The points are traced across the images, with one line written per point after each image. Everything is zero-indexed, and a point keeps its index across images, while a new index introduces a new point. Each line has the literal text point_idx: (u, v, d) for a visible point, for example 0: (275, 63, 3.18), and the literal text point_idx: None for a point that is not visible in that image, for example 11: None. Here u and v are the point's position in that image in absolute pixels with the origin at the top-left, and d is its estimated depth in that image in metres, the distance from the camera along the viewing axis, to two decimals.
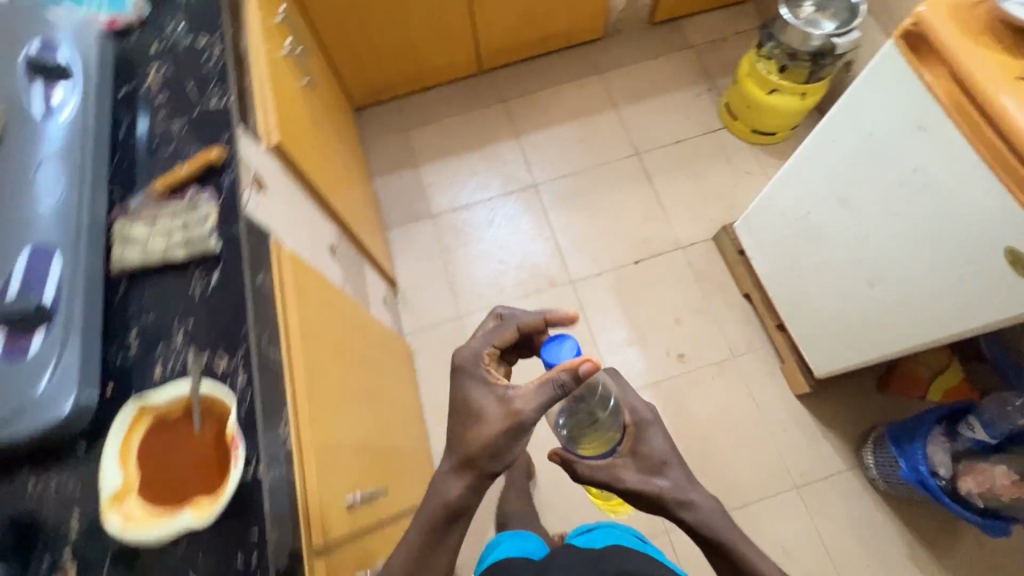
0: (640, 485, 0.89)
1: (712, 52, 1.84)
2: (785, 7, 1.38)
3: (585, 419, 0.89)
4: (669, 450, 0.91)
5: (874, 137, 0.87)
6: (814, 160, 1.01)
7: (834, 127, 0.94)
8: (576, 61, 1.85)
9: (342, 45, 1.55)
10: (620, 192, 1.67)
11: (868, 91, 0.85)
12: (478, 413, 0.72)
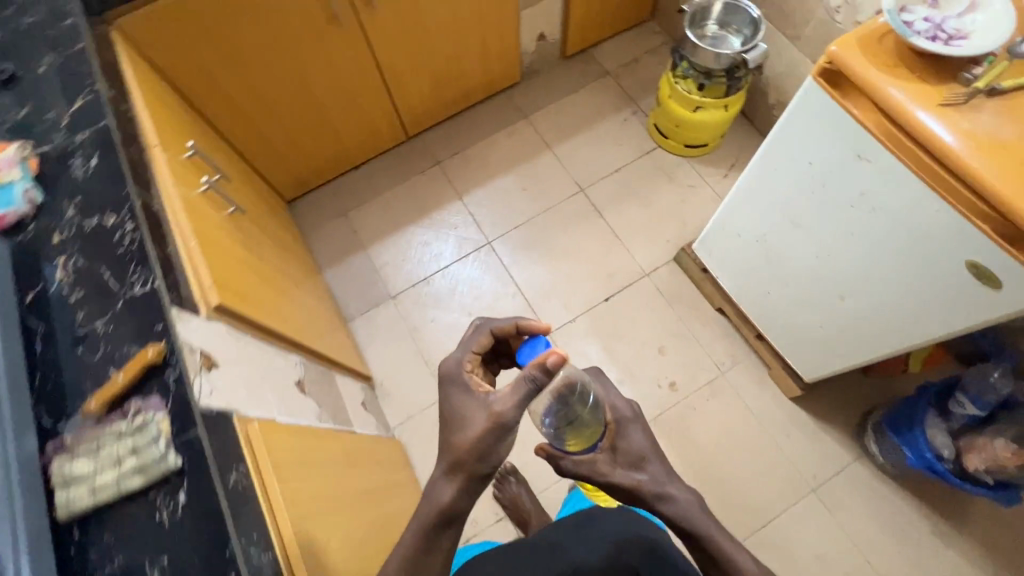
0: (618, 477, 0.84)
1: (630, 75, 1.87)
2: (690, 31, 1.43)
3: (568, 413, 0.83)
4: (645, 443, 0.87)
5: (816, 165, 0.88)
6: (760, 188, 1.02)
7: (773, 157, 0.95)
8: (500, 109, 1.84)
9: (261, 147, 1.48)
10: (575, 232, 1.66)
11: (799, 124, 0.86)
12: (462, 419, 0.71)
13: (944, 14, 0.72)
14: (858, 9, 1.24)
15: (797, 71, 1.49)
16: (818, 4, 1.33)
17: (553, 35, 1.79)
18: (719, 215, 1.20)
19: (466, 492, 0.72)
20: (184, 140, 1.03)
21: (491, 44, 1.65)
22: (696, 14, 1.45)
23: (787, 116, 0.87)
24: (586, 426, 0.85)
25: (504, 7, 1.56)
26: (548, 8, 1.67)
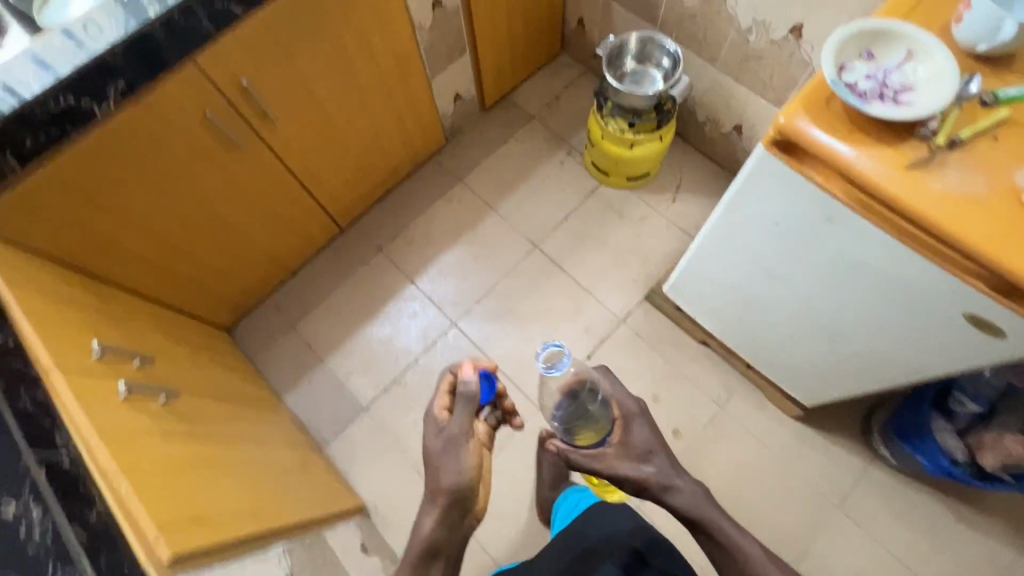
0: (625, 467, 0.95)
1: (555, 114, 1.82)
2: (610, 75, 1.39)
3: (579, 409, 0.98)
4: (650, 438, 0.98)
5: (784, 226, 0.83)
6: (728, 245, 0.97)
7: (736, 218, 0.90)
8: (432, 177, 1.75)
9: (182, 289, 1.33)
10: (540, 291, 1.59)
11: (759, 190, 0.81)
12: (428, 450, 0.94)
13: (884, 66, 0.69)
14: (770, 27, 1.23)
15: (721, 89, 1.48)
16: (729, 25, 1.31)
17: (469, 93, 1.71)
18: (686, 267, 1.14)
19: (444, 523, 0.92)
20: (88, 340, 0.88)
21: (408, 119, 1.55)
22: (613, 55, 1.39)
23: (744, 181, 0.83)
24: (597, 420, 0.98)
25: (413, 83, 1.46)
26: (458, 69, 1.59)
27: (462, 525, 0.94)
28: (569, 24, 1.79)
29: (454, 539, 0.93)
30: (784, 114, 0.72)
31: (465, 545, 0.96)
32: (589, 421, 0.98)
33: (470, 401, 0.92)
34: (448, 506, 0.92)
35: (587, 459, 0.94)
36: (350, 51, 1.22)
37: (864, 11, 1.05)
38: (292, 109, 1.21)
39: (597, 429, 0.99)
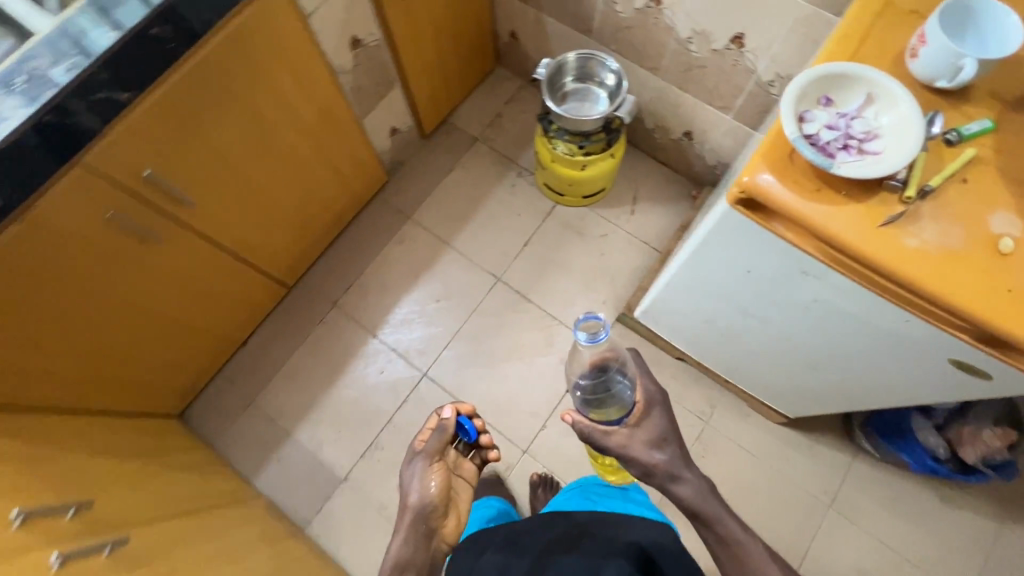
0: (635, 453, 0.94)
1: (499, 134, 1.74)
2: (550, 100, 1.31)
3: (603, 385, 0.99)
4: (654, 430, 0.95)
5: (756, 274, 0.79)
6: (699, 286, 0.93)
7: (705, 264, 0.86)
8: (380, 219, 1.65)
9: (114, 389, 1.20)
10: (510, 328, 1.52)
11: (727, 242, 0.77)
12: (404, 471, 0.96)
13: (842, 113, 0.65)
14: (710, 36, 1.17)
15: (666, 98, 1.43)
16: (668, 35, 1.25)
17: (406, 125, 1.61)
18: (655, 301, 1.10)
19: (410, 541, 0.90)
20: (5, 504, 0.76)
21: (343, 165, 1.44)
22: (551, 80, 1.33)
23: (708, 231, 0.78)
24: (616, 399, 0.98)
25: (342, 129, 1.35)
26: (390, 104, 1.48)
27: (427, 547, 0.91)
28: (501, 38, 1.69)
29: (421, 560, 0.89)
30: (744, 170, 0.68)
31: (436, 568, 0.92)
32: (610, 397, 0.98)
33: (444, 430, 0.95)
34: (413, 525, 0.92)
35: (600, 436, 0.95)
36: (263, 112, 1.10)
37: (805, 20, 1.01)
38: (207, 185, 1.09)
39: (615, 406, 0.98)
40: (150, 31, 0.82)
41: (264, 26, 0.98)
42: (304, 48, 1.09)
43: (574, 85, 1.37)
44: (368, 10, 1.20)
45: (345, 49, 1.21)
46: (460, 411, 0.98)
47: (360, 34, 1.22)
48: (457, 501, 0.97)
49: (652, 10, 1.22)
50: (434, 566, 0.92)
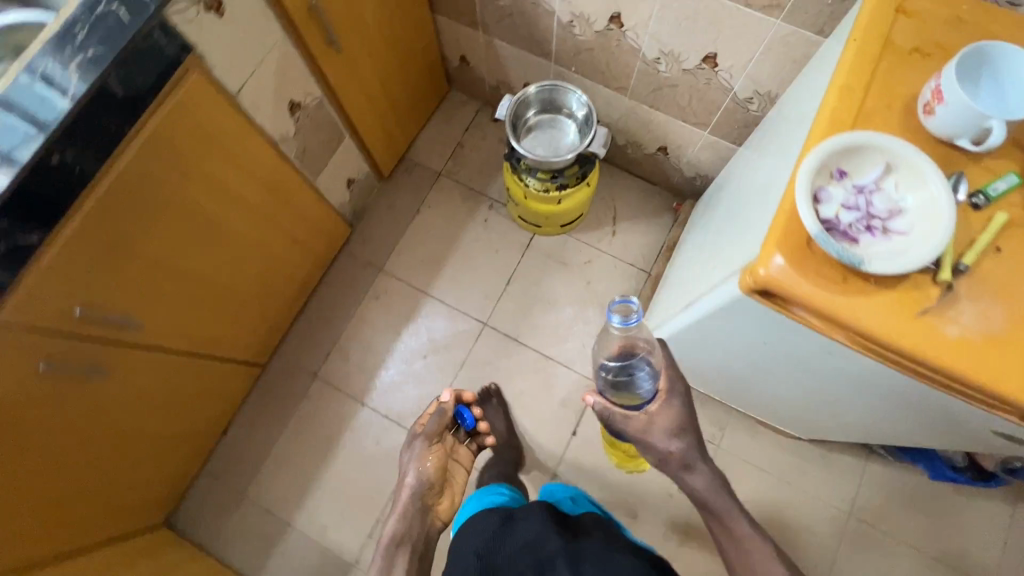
0: (649, 442, 0.90)
1: (463, 166, 1.63)
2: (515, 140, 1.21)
3: (627, 371, 0.94)
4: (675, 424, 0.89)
5: (775, 339, 0.74)
6: (711, 338, 0.89)
7: (718, 324, 0.81)
8: (349, 275, 1.54)
9: (99, 521, 1.08)
10: (505, 374, 1.46)
11: (743, 314, 0.71)
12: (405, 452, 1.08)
13: (858, 186, 0.58)
14: (680, 56, 1.09)
15: (637, 116, 1.34)
16: (633, 56, 1.16)
17: (363, 173, 1.49)
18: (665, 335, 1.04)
19: (405, 517, 0.97)
20: None
21: (301, 232, 1.32)
22: (514, 122, 1.24)
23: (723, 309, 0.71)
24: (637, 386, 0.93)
25: (294, 197, 1.23)
26: (343, 157, 1.36)
27: (421, 524, 0.97)
28: (451, 63, 1.57)
29: (418, 538, 0.96)
30: (758, 258, 0.61)
31: (431, 542, 0.98)
32: (633, 382, 0.93)
33: (443, 413, 1.08)
34: (409, 503, 0.99)
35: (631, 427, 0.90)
36: (204, 207, 0.98)
37: (782, 40, 0.93)
38: (154, 298, 0.97)
39: (636, 394, 0.92)
40: (51, 159, 0.70)
41: (187, 119, 0.85)
42: (239, 128, 0.97)
43: (541, 121, 1.27)
44: (304, 70, 1.07)
45: (284, 117, 1.08)
46: (458, 397, 1.09)
47: (298, 97, 1.09)
48: (450, 479, 1.09)
49: (613, 33, 1.13)
50: (430, 540, 0.98)
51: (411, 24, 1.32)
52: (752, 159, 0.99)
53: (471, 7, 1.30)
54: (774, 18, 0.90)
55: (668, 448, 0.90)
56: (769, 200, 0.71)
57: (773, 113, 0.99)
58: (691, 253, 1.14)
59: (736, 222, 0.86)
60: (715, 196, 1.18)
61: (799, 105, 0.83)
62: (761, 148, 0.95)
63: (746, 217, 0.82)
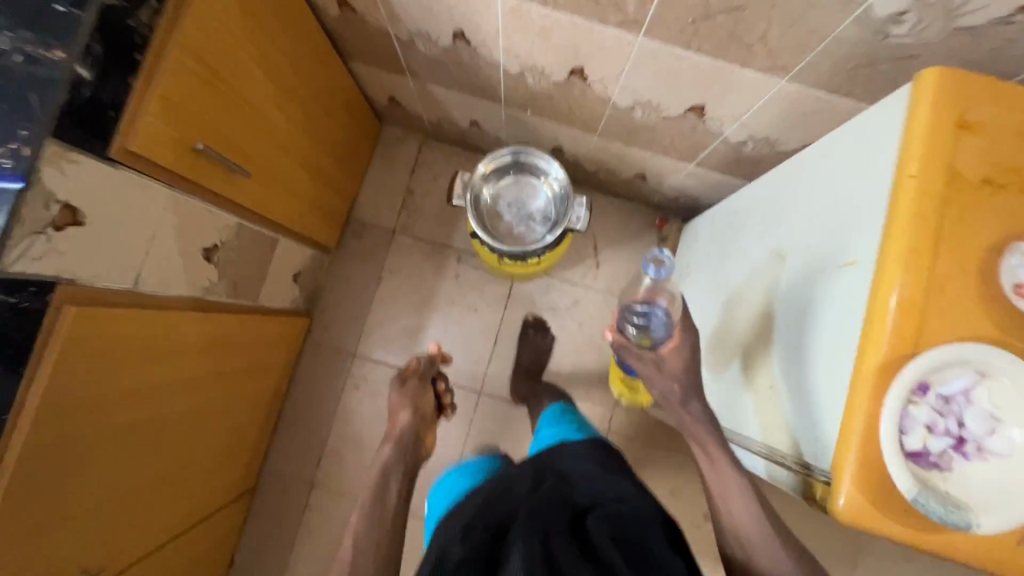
0: (658, 380, 0.86)
1: (419, 216, 1.44)
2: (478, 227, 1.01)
3: (645, 314, 0.94)
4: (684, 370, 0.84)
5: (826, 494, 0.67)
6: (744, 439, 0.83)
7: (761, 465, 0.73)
8: (321, 369, 1.39)
9: None
10: (513, 441, 1.38)
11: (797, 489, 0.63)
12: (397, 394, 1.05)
13: (943, 396, 0.49)
14: (660, 105, 0.91)
15: (608, 150, 1.17)
16: (602, 103, 0.97)
17: (305, 260, 1.30)
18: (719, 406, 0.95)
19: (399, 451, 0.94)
20: None
21: (257, 358, 1.16)
22: (477, 198, 1.06)
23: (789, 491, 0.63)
24: (648, 328, 0.94)
25: (239, 337, 1.05)
26: (281, 258, 1.17)
27: (413, 444, 0.96)
28: (378, 103, 1.32)
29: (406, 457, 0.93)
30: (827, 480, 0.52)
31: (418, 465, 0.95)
32: (649, 325, 0.94)
33: (434, 358, 1.12)
34: (401, 433, 0.97)
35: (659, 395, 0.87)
36: (140, 417, 0.81)
37: (787, 97, 0.77)
38: (113, 531, 0.82)
39: (649, 335, 0.93)
40: None
41: (84, 358, 0.66)
42: (155, 322, 0.78)
43: (507, 183, 1.08)
44: (210, 213, 0.86)
45: (201, 269, 0.89)
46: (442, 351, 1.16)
47: (211, 241, 0.89)
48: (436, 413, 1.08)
49: (575, 84, 0.93)
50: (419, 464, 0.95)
51: (324, 89, 1.07)
52: (757, 230, 0.87)
53: (392, 57, 1.05)
54: (779, 80, 0.73)
55: (670, 383, 0.85)
56: (813, 357, 0.61)
57: (778, 176, 0.86)
58: (705, 324, 1.04)
59: (765, 335, 0.75)
60: (715, 251, 1.05)
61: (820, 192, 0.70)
62: (768, 221, 0.83)
63: (778, 338, 0.72)
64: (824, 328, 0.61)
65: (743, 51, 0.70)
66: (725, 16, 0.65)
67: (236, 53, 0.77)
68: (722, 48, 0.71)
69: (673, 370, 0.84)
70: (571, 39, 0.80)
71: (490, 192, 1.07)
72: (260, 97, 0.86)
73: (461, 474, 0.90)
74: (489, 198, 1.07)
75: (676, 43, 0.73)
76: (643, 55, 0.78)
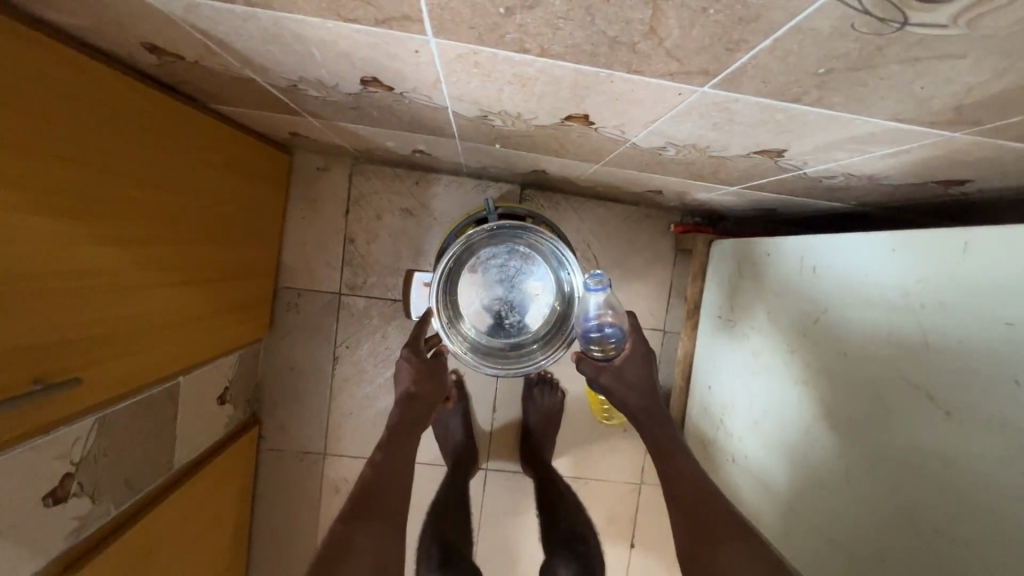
0: (622, 395, 0.71)
1: (368, 270, 1.10)
2: (481, 365, 0.77)
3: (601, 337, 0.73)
4: (649, 379, 0.72)
5: None
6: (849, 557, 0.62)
7: None
8: (288, 480, 1.12)
9: None
10: (531, 517, 1.16)
11: None
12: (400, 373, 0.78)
13: None
14: (711, 147, 0.57)
15: (613, 174, 0.83)
16: (612, 143, 0.62)
17: (232, 369, 0.98)
18: (779, 530, 0.74)
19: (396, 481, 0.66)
20: None
21: (201, 524, 0.89)
22: (449, 281, 0.79)
23: None
24: (606, 341, 0.73)
25: (163, 533, 0.77)
26: (194, 393, 0.85)
27: (412, 430, 0.73)
28: (277, 136, 0.93)
29: (413, 427, 0.73)
30: None
31: (397, 448, 0.70)
32: (608, 340, 0.73)
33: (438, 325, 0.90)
34: (402, 422, 0.73)
35: (624, 407, 0.72)
36: None
37: (947, 147, 0.46)
38: None
39: (609, 346, 0.73)
40: None
41: None
42: None
43: (489, 256, 0.81)
44: (36, 449, 0.54)
45: (54, 520, 0.58)
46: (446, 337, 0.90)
47: (58, 477, 0.58)
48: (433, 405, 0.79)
49: (572, 127, 0.58)
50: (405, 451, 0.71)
51: (188, 167, 0.71)
52: (915, 306, 0.54)
53: (271, 99, 0.66)
54: (950, 133, 0.42)
55: (619, 390, 0.71)
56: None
57: (896, 250, 0.57)
58: (760, 411, 0.80)
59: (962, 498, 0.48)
60: (772, 313, 0.79)
61: None
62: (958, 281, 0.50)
63: (945, 538, 0.50)
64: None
65: (909, 105, 0.37)
66: (900, 66, 0.32)
67: None
68: (866, 101, 0.38)
69: (637, 383, 0.71)
70: (568, 87, 0.45)
71: (469, 321, 0.81)
72: (61, 253, 0.52)
73: None
74: (471, 325, 0.81)
75: (775, 94, 0.39)
76: (704, 104, 0.44)
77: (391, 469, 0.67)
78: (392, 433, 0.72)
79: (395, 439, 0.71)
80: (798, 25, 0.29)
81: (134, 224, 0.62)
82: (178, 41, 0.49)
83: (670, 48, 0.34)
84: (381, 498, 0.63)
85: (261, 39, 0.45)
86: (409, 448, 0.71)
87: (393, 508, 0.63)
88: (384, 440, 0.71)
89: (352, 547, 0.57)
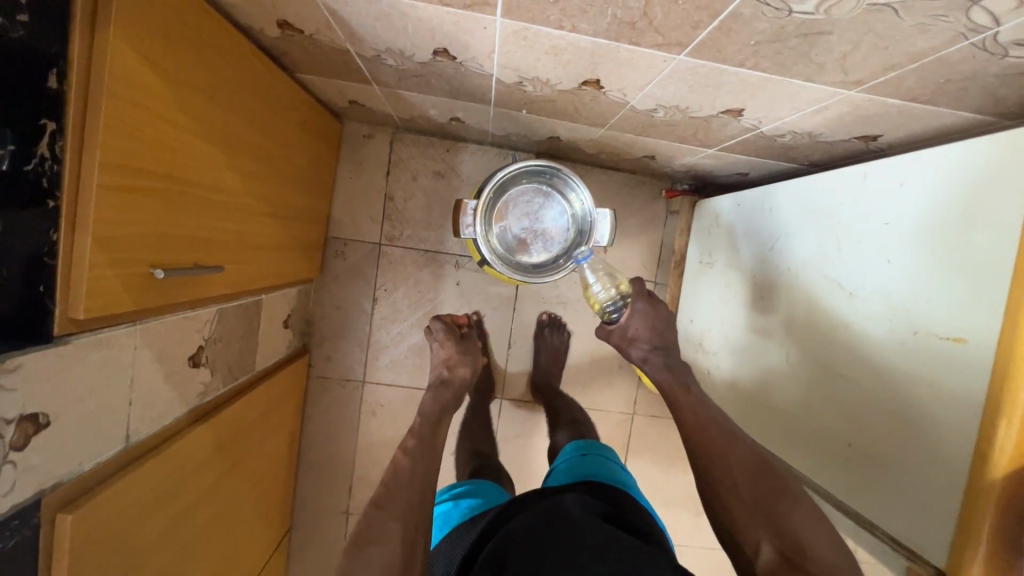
0: (629, 350, 0.85)
1: (404, 224, 1.29)
2: (514, 275, 0.97)
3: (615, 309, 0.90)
4: (651, 332, 0.83)
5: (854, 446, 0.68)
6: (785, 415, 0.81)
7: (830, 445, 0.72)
8: (331, 403, 1.31)
9: None
10: (539, 440, 1.36)
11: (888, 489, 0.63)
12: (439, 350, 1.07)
13: None
14: (690, 108, 0.77)
15: (614, 139, 1.03)
16: (617, 106, 0.82)
17: (293, 301, 1.16)
18: (739, 417, 0.93)
19: (427, 463, 0.77)
20: None
21: (272, 424, 1.08)
22: (488, 213, 0.98)
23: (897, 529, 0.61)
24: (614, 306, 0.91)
25: (252, 414, 0.96)
26: (270, 311, 1.04)
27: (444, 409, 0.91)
28: (335, 104, 1.12)
29: (444, 404, 0.92)
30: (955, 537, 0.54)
31: (434, 428, 0.85)
32: (622, 306, 0.90)
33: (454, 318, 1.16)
34: (439, 399, 0.92)
35: (636, 357, 0.84)
36: (175, 554, 0.74)
37: (852, 104, 0.65)
38: None
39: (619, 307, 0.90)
40: None
41: (102, 548, 0.58)
42: (166, 464, 0.69)
43: (518, 194, 1.01)
44: (186, 318, 0.73)
45: (191, 379, 0.77)
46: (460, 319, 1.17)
47: (196, 344, 0.77)
48: (465, 383, 1.00)
49: (585, 91, 0.77)
50: (437, 435, 0.84)
51: (282, 120, 0.89)
52: (838, 218, 0.74)
53: (351, 68, 0.85)
54: (848, 91, 0.62)
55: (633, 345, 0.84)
56: (913, 427, 0.59)
57: (824, 185, 0.78)
58: (730, 328, 0.99)
59: (858, 345, 0.68)
60: (742, 249, 0.98)
61: (948, 200, 0.58)
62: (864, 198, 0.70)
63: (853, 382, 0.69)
64: (923, 398, 0.58)
65: (814, 68, 0.57)
66: (798, 39, 0.51)
67: (170, 119, 0.59)
68: (787, 66, 0.57)
69: (638, 336, 0.83)
70: (587, 56, 0.65)
71: (501, 244, 1.00)
72: (215, 170, 0.70)
73: (466, 508, 0.83)
74: (501, 248, 1.00)
75: (724, 61, 0.59)
76: (682, 69, 0.63)
77: (423, 450, 0.80)
78: (421, 425, 0.86)
79: (424, 429, 0.84)
80: (733, 12, 0.48)
81: (254, 155, 0.80)
82: (306, 18, 0.68)
83: (657, 26, 0.54)
84: (411, 479, 0.74)
85: (374, 18, 0.64)
86: (435, 433, 0.84)
87: (421, 482, 0.75)
88: (416, 430, 0.85)
89: (382, 533, 0.68)
